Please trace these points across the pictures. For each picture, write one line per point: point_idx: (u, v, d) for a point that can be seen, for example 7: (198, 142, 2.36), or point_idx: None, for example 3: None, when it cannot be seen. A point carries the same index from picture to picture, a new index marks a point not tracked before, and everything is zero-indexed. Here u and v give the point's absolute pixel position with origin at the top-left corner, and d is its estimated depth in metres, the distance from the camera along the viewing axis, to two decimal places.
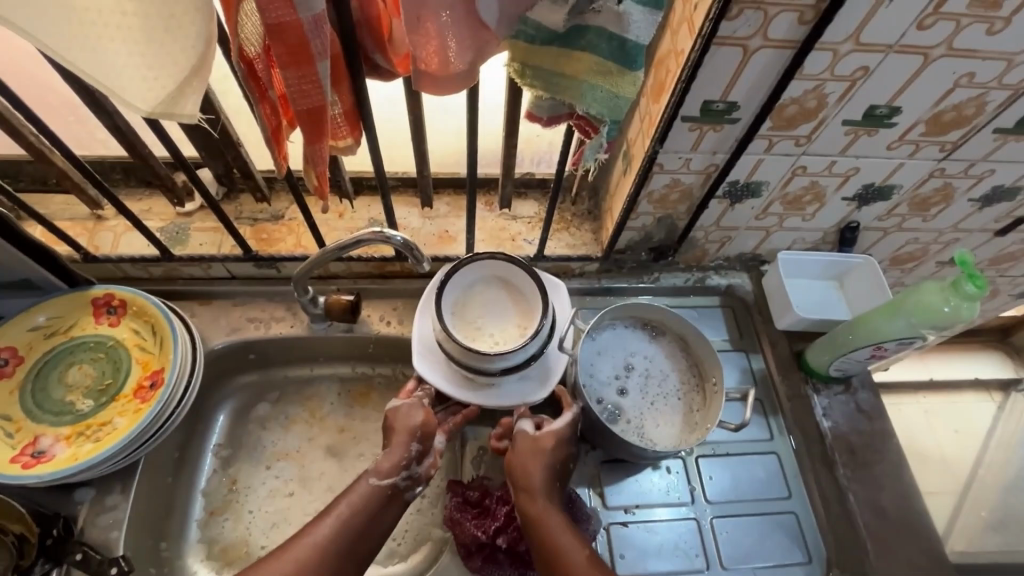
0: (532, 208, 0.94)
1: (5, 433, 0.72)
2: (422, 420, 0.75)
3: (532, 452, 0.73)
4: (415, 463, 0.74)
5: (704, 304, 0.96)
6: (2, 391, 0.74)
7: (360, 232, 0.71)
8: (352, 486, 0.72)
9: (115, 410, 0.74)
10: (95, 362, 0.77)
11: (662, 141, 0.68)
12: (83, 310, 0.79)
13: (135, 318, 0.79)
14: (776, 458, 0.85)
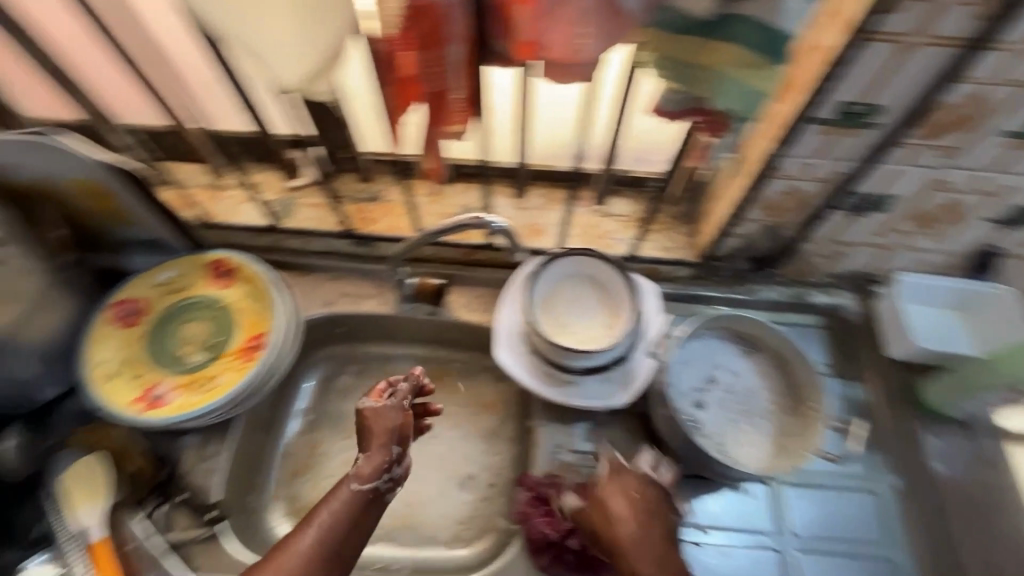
0: (627, 206, 0.90)
1: (129, 377, 0.78)
2: (401, 420, 0.71)
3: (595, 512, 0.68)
4: (397, 465, 0.69)
5: (803, 323, 0.89)
6: (128, 338, 0.80)
7: (462, 217, 0.72)
8: (333, 491, 0.66)
9: (222, 365, 0.80)
10: (208, 321, 0.83)
11: (787, 143, 0.63)
12: (199, 273, 0.84)
13: (244, 285, 0.84)
14: (875, 498, 0.78)
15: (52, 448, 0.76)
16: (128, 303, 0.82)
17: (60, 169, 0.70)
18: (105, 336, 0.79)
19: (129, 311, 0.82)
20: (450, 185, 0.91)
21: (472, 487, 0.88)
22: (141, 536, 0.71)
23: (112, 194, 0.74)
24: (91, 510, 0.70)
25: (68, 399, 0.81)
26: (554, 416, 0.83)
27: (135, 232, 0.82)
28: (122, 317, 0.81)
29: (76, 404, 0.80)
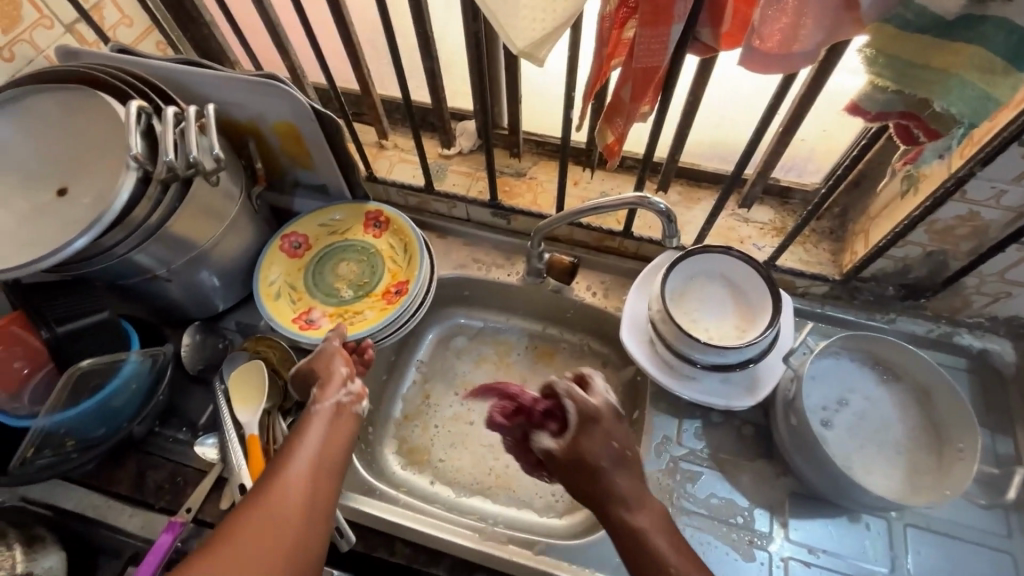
0: (768, 215, 0.89)
1: (291, 299, 0.88)
2: (337, 348, 0.76)
3: (573, 463, 0.66)
4: (351, 381, 0.72)
5: (946, 363, 0.84)
6: (292, 266, 0.91)
7: (620, 199, 0.72)
8: (298, 426, 0.66)
9: (368, 303, 0.88)
10: (358, 263, 0.92)
11: (982, 164, 0.60)
12: (357, 220, 0.93)
13: (393, 237, 0.92)
14: (1012, 562, 0.71)
15: (221, 351, 0.89)
16: (297, 236, 0.92)
17: (274, 108, 0.80)
18: (276, 259, 0.90)
19: (297, 242, 0.92)
20: (594, 171, 0.93)
21: None
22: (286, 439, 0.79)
23: (306, 137, 0.84)
24: (246, 409, 0.79)
25: (236, 311, 0.93)
26: (666, 408, 0.84)
27: (311, 177, 0.92)
28: (291, 247, 0.91)
29: (240, 316, 0.92)
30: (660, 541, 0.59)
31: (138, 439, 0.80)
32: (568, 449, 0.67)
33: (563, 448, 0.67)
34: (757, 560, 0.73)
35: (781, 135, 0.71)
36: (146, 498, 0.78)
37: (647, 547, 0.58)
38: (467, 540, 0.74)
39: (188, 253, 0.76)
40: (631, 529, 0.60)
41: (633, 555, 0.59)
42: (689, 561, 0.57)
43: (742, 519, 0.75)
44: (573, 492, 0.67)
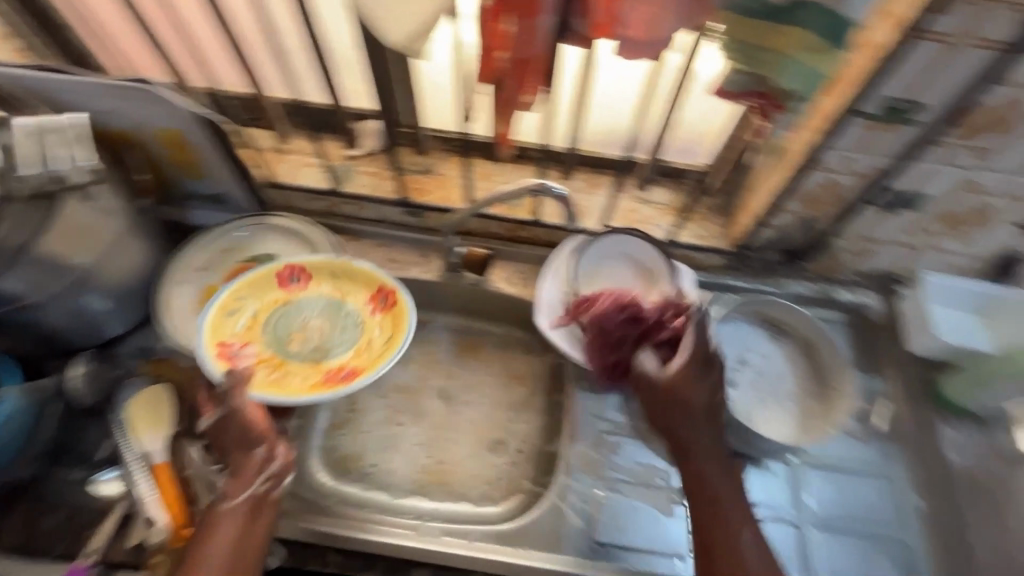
0: (666, 195, 0.94)
1: (242, 323, 0.80)
2: (255, 419, 0.69)
3: (675, 401, 0.66)
4: (270, 462, 0.68)
5: (827, 318, 0.93)
6: (273, 295, 0.84)
7: (521, 185, 0.76)
8: (208, 522, 0.64)
9: (305, 371, 0.79)
10: (333, 326, 0.83)
11: (831, 135, 0.68)
12: (365, 284, 0.85)
13: (387, 322, 0.82)
14: (889, 484, 0.81)
15: (119, 378, 0.81)
16: (298, 266, 0.85)
17: (154, 114, 0.76)
18: (260, 279, 0.83)
19: (296, 277, 0.85)
20: (501, 164, 0.94)
21: (502, 452, 0.92)
22: (200, 463, 0.73)
23: (193, 143, 0.80)
24: (152, 437, 0.74)
25: (134, 334, 0.85)
26: (587, 385, 0.87)
27: (205, 187, 0.88)
28: (286, 275, 0.85)
29: (138, 341, 0.84)
30: (731, 495, 0.65)
31: (26, 483, 0.74)
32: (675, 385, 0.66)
33: (674, 380, 0.66)
34: (678, 517, 0.78)
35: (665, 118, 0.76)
36: (40, 546, 0.71)
37: (717, 497, 0.64)
38: (402, 536, 0.74)
39: (66, 275, 0.71)
40: (707, 476, 0.65)
41: (703, 496, 0.65)
42: (747, 517, 0.64)
43: (662, 480, 0.80)
44: (654, 418, 0.68)
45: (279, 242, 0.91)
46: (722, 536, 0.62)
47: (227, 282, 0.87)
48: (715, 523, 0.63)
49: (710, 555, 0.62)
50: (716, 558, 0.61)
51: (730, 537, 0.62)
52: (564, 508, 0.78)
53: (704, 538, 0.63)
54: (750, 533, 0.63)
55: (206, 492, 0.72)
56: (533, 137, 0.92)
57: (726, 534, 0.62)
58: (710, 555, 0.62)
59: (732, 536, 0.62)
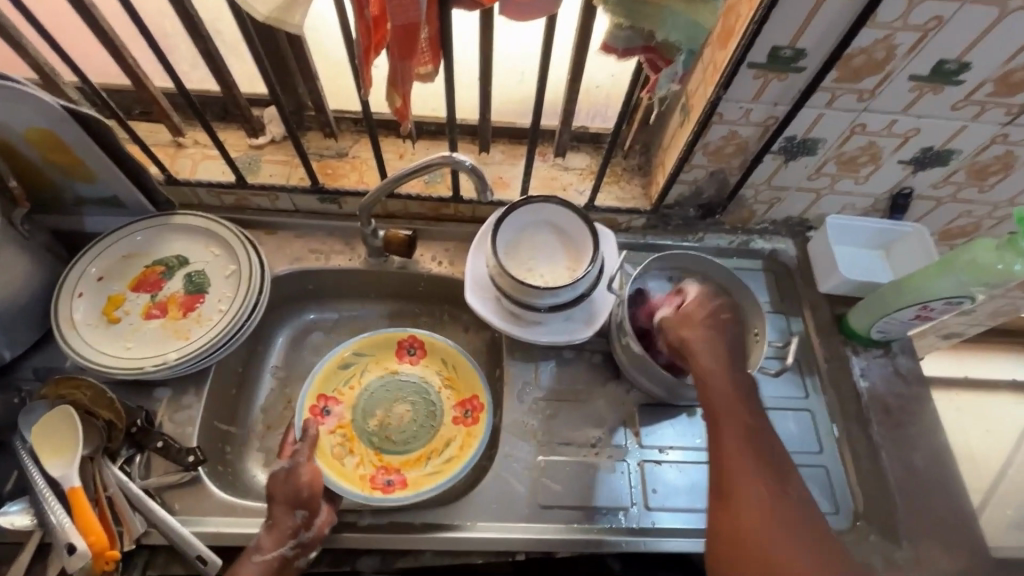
0: (584, 160, 0.95)
1: (346, 383, 0.88)
2: (309, 484, 0.69)
3: (687, 326, 0.74)
4: (305, 529, 0.68)
5: (746, 266, 0.97)
6: (387, 362, 0.91)
7: (430, 158, 0.74)
8: (236, 567, 0.65)
9: (368, 456, 0.84)
10: (414, 419, 0.87)
11: (726, 87, 0.69)
12: (462, 388, 0.89)
13: (460, 437, 0.85)
14: (809, 415, 0.86)
15: (17, 405, 0.75)
16: (419, 342, 0.92)
17: (13, 112, 0.69)
18: (382, 344, 0.91)
19: (413, 353, 0.92)
20: (416, 141, 0.92)
21: None
22: (121, 481, 0.70)
23: (70, 143, 0.73)
24: (60, 461, 0.69)
25: (31, 356, 0.80)
26: (522, 356, 0.88)
27: (93, 190, 0.82)
28: (407, 346, 0.92)
29: (38, 361, 0.79)
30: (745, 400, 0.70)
31: None
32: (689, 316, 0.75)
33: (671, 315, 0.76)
34: (620, 472, 0.80)
35: (570, 80, 0.75)
36: None
37: (731, 403, 0.69)
38: (344, 530, 0.73)
39: None
40: (726, 385, 0.70)
41: (720, 404, 0.70)
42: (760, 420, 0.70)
43: (601, 439, 0.82)
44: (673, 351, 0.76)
45: (184, 243, 0.86)
46: (735, 434, 0.68)
47: (131, 289, 0.82)
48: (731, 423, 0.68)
49: (724, 451, 0.67)
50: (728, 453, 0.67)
51: (746, 435, 0.68)
52: (507, 476, 0.79)
53: (718, 437, 0.68)
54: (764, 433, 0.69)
55: (131, 509, 0.69)
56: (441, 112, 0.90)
57: (739, 433, 0.68)
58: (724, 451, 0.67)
59: (746, 433, 0.68)
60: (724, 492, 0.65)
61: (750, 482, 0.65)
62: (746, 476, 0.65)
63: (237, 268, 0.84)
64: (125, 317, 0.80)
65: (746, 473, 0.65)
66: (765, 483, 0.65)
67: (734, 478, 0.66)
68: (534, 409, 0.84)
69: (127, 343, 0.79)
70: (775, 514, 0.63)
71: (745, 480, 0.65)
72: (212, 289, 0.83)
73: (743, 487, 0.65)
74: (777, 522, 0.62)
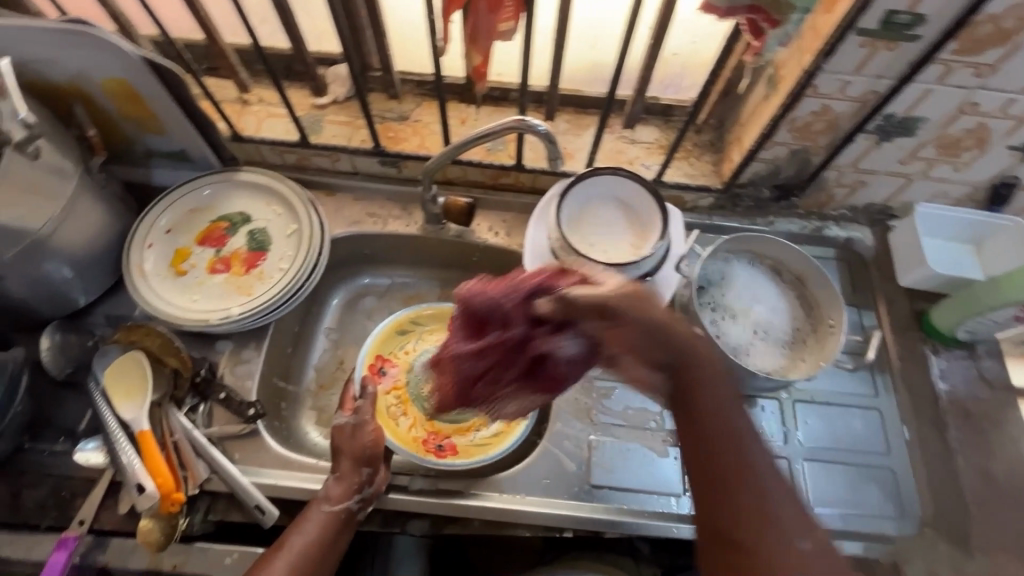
0: (652, 134, 0.91)
1: (402, 346, 0.88)
2: (374, 441, 0.70)
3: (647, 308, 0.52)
4: (368, 485, 0.69)
5: (818, 254, 0.92)
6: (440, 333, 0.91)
7: (502, 121, 0.70)
8: (303, 517, 0.66)
9: (421, 420, 0.84)
10: None
11: (827, 56, 0.64)
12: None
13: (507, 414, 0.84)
14: (878, 414, 0.82)
15: (92, 348, 0.78)
16: None
17: (95, 61, 0.69)
18: (438, 316, 0.91)
19: None
20: (479, 106, 0.90)
21: None
22: (186, 428, 0.72)
23: (145, 94, 0.74)
24: (132, 405, 0.71)
25: (103, 303, 0.82)
26: None
27: (164, 143, 0.83)
28: None
29: (109, 308, 0.82)
30: (716, 368, 0.53)
31: (3, 459, 0.71)
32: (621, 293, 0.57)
33: (622, 293, 0.53)
34: (673, 457, 0.78)
35: (652, 44, 0.71)
36: (26, 520, 0.69)
37: (702, 379, 0.53)
38: (396, 491, 0.74)
39: (21, 240, 0.67)
40: (697, 364, 0.52)
41: (693, 385, 0.53)
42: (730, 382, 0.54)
43: (655, 423, 0.80)
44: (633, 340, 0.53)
45: (247, 199, 0.86)
46: (718, 419, 0.52)
47: (197, 243, 0.84)
48: (712, 407, 0.52)
49: (707, 451, 0.52)
50: (712, 450, 0.52)
51: (727, 418, 0.52)
52: (557, 453, 0.77)
53: (692, 431, 0.53)
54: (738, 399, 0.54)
55: (195, 456, 0.71)
56: (508, 77, 0.87)
57: (718, 422, 0.52)
58: (711, 449, 0.52)
59: (725, 411, 0.53)
60: (727, 505, 0.50)
61: (752, 479, 0.51)
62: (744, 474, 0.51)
63: (298, 228, 0.84)
64: (191, 270, 0.82)
65: (745, 469, 0.51)
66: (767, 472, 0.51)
67: (730, 485, 0.51)
68: (588, 387, 0.82)
69: (193, 296, 0.80)
70: (783, 503, 0.51)
71: (748, 481, 0.50)
72: (274, 247, 0.84)
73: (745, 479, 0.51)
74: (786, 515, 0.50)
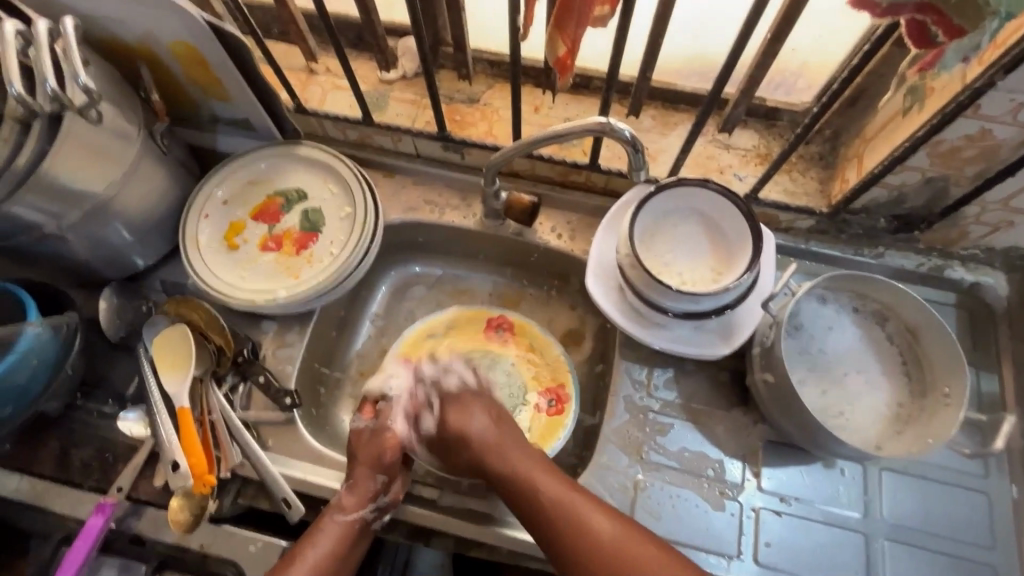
0: (751, 140, 0.79)
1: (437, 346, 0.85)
2: (392, 450, 0.69)
3: (467, 417, 0.70)
4: (384, 494, 0.67)
5: (934, 299, 0.77)
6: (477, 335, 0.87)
7: (583, 122, 0.62)
8: (317, 524, 0.65)
9: None
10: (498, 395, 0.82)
11: (1007, 71, 0.50)
12: (546, 377, 0.83)
13: (544, 424, 0.79)
14: (985, 500, 0.69)
15: (145, 314, 0.79)
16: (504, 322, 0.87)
17: (163, 23, 0.66)
18: (470, 318, 0.87)
19: (501, 333, 0.86)
20: (556, 94, 0.81)
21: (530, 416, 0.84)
22: (223, 409, 0.71)
23: (211, 60, 0.71)
24: (175, 379, 0.71)
25: (160, 269, 0.82)
26: (636, 356, 0.77)
27: (228, 111, 0.80)
28: (495, 325, 0.87)
29: (166, 275, 0.82)
30: (493, 451, 0.67)
31: (55, 415, 0.73)
32: (451, 397, 0.73)
33: (452, 427, 0.69)
34: (730, 513, 0.69)
35: (771, 41, 0.60)
36: (73, 477, 0.71)
37: (497, 473, 0.65)
38: (414, 502, 0.71)
39: (82, 204, 0.66)
40: (490, 454, 0.67)
41: (484, 457, 0.67)
42: (529, 449, 0.67)
43: (713, 471, 0.71)
44: (466, 454, 0.68)
45: (304, 175, 0.83)
46: (518, 477, 0.64)
47: (252, 218, 0.82)
48: (509, 466, 0.65)
49: (538, 528, 0.61)
50: (540, 521, 0.61)
51: (528, 485, 0.63)
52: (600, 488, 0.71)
53: (531, 521, 0.62)
54: (548, 463, 0.66)
55: (230, 439, 0.70)
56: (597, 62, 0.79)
57: (518, 481, 0.64)
58: (554, 534, 0.60)
59: (527, 480, 0.63)
60: (573, 545, 0.58)
61: (563, 504, 0.60)
62: (584, 528, 0.59)
63: (353, 211, 0.80)
64: (244, 245, 0.80)
65: (556, 500, 0.61)
66: (594, 510, 0.60)
67: (572, 547, 0.59)
68: (640, 423, 0.74)
69: (243, 273, 0.79)
70: (589, 506, 0.60)
71: (577, 527, 0.59)
72: (327, 229, 0.80)
73: (574, 527, 0.59)
74: (630, 544, 0.57)
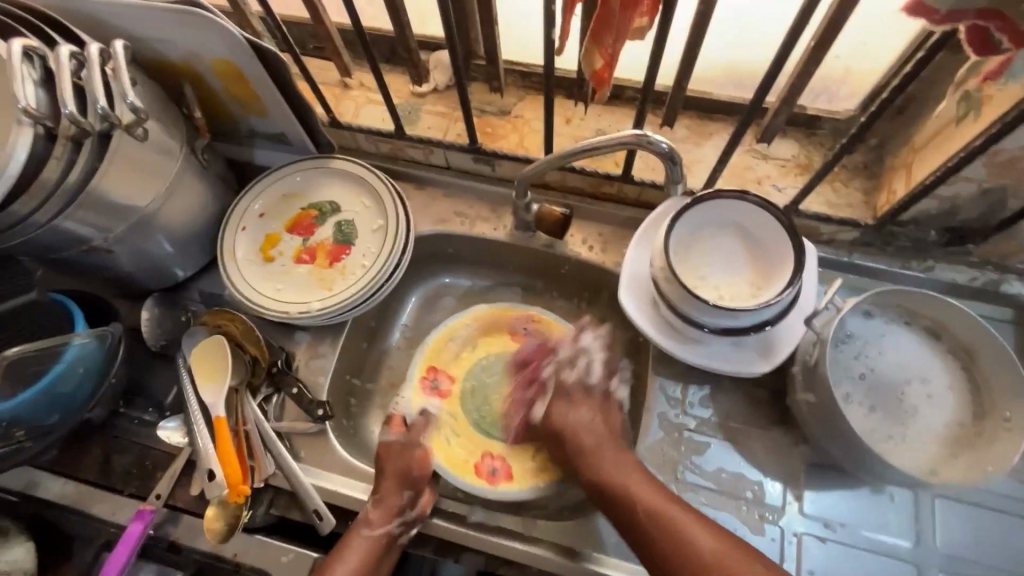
0: (790, 150, 0.77)
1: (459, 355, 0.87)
2: (418, 464, 0.69)
3: (575, 409, 0.72)
4: (410, 509, 0.67)
5: (990, 315, 0.73)
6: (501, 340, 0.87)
7: (618, 134, 0.61)
8: (345, 538, 0.65)
9: (471, 442, 0.81)
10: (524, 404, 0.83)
11: None
12: None
13: None
14: None
15: (184, 324, 0.81)
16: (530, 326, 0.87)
17: (205, 42, 0.68)
18: (492, 322, 0.88)
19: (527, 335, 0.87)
20: (587, 105, 0.81)
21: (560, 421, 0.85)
22: (257, 419, 0.72)
23: (250, 77, 0.72)
24: (210, 390, 0.72)
25: (198, 280, 0.85)
26: (670, 372, 0.75)
27: (265, 126, 0.82)
28: (520, 328, 0.88)
29: (205, 286, 0.84)
30: (601, 456, 0.67)
31: (99, 422, 0.75)
32: (559, 390, 0.74)
33: (559, 413, 0.72)
34: (770, 538, 0.66)
35: (813, 49, 0.58)
36: (114, 483, 0.73)
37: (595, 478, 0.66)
38: (443, 517, 0.70)
39: (127, 218, 0.68)
40: (592, 459, 0.67)
41: (586, 455, 0.68)
42: (626, 454, 0.67)
43: (751, 493, 0.69)
44: (570, 448, 0.70)
45: (337, 188, 0.84)
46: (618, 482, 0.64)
47: (287, 230, 0.83)
48: (610, 471, 0.65)
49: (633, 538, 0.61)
50: (637, 531, 0.60)
51: (624, 494, 0.62)
52: None
53: (624, 529, 0.62)
54: (643, 469, 0.66)
55: (263, 449, 0.71)
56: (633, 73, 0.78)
57: (619, 489, 0.63)
58: (645, 541, 0.59)
59: (622, 491, 0.63)
60: (664, 554, 0.58)
61: (657, 513, 0.60)
62: (683, 541, 0.58)
63: (385, 224, 0.80)
64: (279, 257, 0.81)
65: (649, 510, 0.60)
66: (689, 522, 0.59)
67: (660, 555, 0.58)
68: (675, 440, 0.72)
69: (277, 284, 0.80)
70: (686, 518, 0.59)
71: (674, 533, 0.59)
72: (359, 241, 0.81)
73: (670, 533, 0.59)
74: (729, 559, 0.56)
